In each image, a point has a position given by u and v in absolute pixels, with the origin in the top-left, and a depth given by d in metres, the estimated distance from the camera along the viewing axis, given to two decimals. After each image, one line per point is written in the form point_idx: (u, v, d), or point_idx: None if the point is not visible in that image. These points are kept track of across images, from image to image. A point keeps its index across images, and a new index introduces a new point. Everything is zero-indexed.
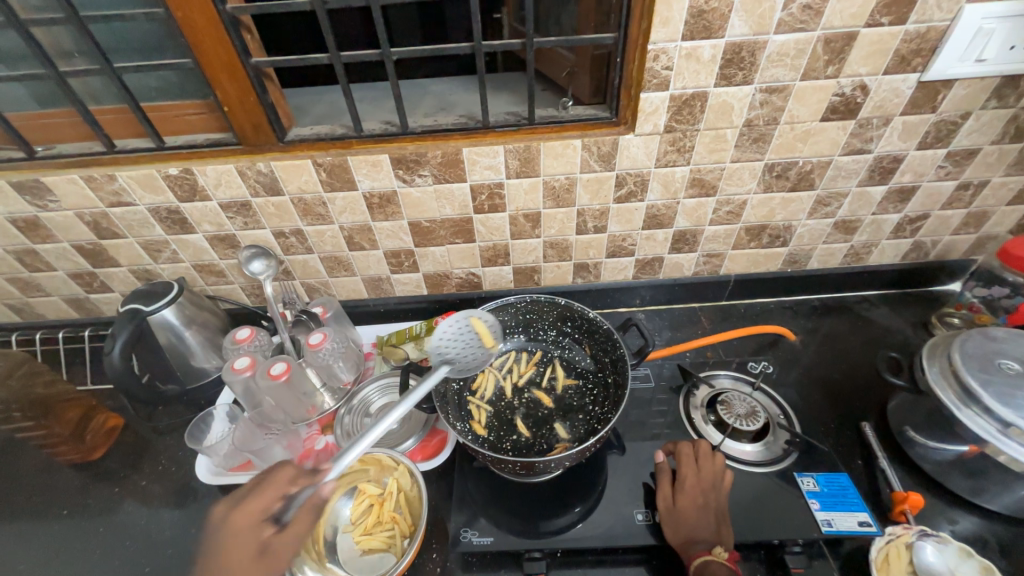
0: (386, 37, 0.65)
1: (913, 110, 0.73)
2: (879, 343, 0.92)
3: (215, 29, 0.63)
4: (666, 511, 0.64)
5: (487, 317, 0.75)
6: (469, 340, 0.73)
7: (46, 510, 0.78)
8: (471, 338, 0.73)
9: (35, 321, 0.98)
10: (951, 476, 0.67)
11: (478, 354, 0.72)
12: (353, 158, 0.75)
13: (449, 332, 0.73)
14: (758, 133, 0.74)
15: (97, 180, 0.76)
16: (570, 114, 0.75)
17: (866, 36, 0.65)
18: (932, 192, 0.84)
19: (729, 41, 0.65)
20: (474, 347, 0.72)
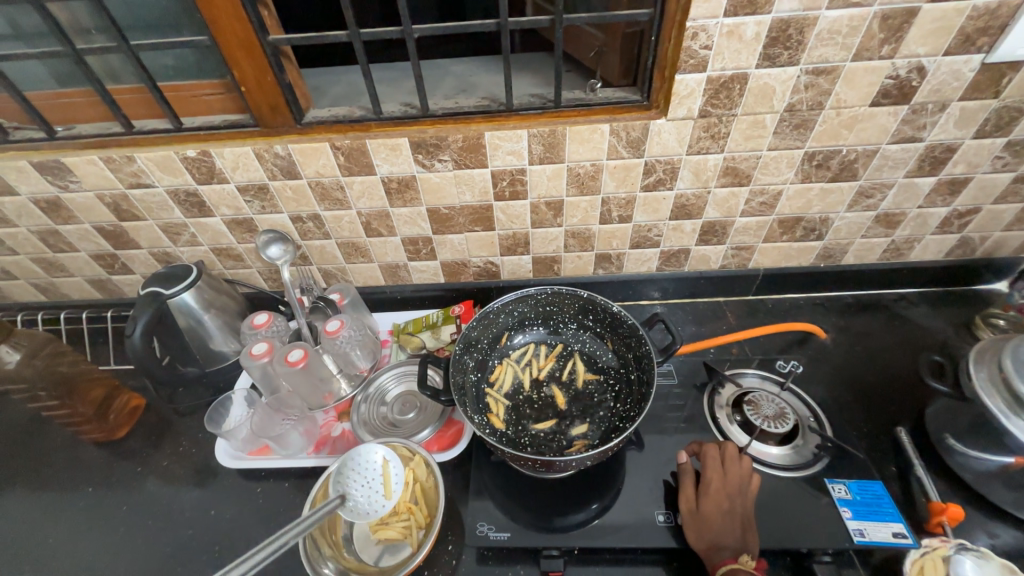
0: (407, 13, 0.62)
1: (974, 95, 0.67)
2: (917, 344, 0.88)
3: (232, 4, 0.61)
4: (688, 514, 0.62)
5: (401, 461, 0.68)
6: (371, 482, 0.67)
7: (72, 486, 0.79)
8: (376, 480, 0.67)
9: (60, 300, 0.99)
10: (993, 488, 0.64)
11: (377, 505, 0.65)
12: (371, 142, 0.72)
13: (356, 467, 0.68)
14: (800, 119, 0.70)
15: (116, 161, 0.75)
16: (598, 97, 0.71)
17: (928, 13, 0.59)
18: (987, 184, 0.78)
19: (776, 18, 0.60)
20: (374, 492, 0.66)
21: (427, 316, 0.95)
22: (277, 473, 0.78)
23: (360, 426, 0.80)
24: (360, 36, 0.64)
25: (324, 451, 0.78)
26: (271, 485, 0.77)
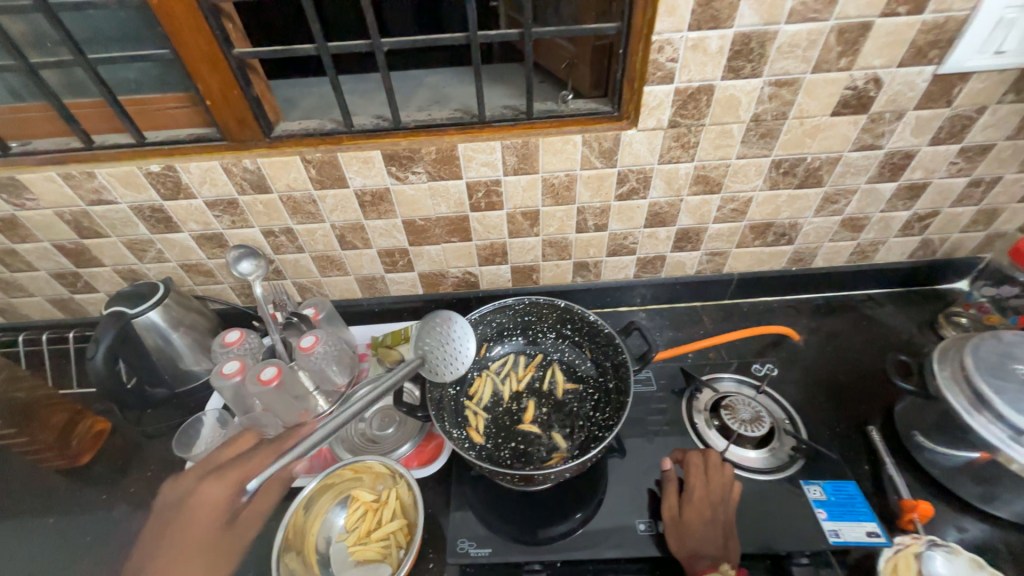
0: (376, 26, 0.62)
1: (927, 104, 0.70)
2: (885, 343, 0.91)
3: (193, 17, 0.59)
4: (670, 521, 0.62)
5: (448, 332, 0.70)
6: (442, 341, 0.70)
7: (31, 517, 0.75)
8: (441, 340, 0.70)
9: (19, 322, 0.95)
10: (960, 483, 0.66)
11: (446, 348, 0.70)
12: (343, 155, 0.71)
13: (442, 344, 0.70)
14: (765, 129, 0.72)
15: (76, 178, 0.72)
16: (570, 108, 0.72)
17: (881, 27, 0.62)
18: (944, 189, 0.81)
19: (738, 32, 0.62)
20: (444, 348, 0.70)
21: (406, 328, 0.94)
22: None
23: (338, 443, 0.78)
24: (328, 50, 0.64)
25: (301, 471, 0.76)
26: None
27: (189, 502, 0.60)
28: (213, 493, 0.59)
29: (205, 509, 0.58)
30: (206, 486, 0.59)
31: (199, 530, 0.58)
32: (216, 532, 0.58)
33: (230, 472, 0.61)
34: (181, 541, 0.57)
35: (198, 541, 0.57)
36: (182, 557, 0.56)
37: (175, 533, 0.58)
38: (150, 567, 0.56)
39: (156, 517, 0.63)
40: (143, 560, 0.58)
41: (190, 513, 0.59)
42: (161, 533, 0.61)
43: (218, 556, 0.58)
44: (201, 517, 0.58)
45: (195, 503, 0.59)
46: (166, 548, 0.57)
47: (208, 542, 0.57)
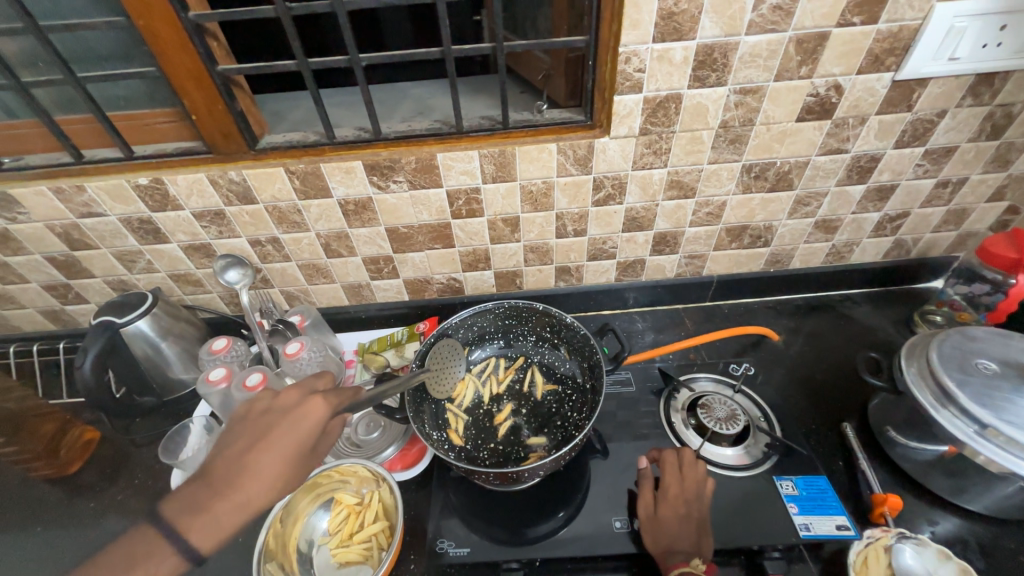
0: (354, 42, 0.64)
1: (889, 109, 0.73)
2: (862, 341, 0.92)
3: (178, 37, 0.62)
4: (645, 518, 0.63)
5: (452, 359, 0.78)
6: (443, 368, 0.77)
7: (19, 526, 0.76)
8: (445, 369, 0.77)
9: (11, 333, 0.97)
10: (931, 477, 0.67)
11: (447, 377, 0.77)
12: (326, 165, 0.73)
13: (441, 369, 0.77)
14: (734, 135, 0.74)
15: (66, 192, 0.75)
16: (546, 118, 0.74)
17: (839, 37, 0.65)
18: (912, 190, 0.84)
19: (701, 43, 0.64)
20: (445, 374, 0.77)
21: (392, 334, 0.96)
22: None
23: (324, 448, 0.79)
24: (308, 65, 0.66)
25: None
26: None
27: (288, 411, 0.52)
28: (318, 411, 0.52)
29: (304, 422, 0.51)
30: (287, 395, 0.53)
31: (293, 444, 0.50)
32: (305, 450, 0.51)
33: (334, 393, 0.54)
34: (267, 447, 0.49)
35: (286, 452, 0.49)
36: (270, 459, 0.48)
37: (275, 436, 0.50)
38: (236, 454, 0.48)
39: (252, 415, 0.52)
40: (229, 468, 0.47)
41: (283, 419, 0.51)
42: (249, 448, 0.49)
43: (253, 496, 0.47)
44: (297, 427, 0.51)
45: (289, 414, 0.51)
46: (256, 454, 0.48)
47: (300, 455, 0.50)
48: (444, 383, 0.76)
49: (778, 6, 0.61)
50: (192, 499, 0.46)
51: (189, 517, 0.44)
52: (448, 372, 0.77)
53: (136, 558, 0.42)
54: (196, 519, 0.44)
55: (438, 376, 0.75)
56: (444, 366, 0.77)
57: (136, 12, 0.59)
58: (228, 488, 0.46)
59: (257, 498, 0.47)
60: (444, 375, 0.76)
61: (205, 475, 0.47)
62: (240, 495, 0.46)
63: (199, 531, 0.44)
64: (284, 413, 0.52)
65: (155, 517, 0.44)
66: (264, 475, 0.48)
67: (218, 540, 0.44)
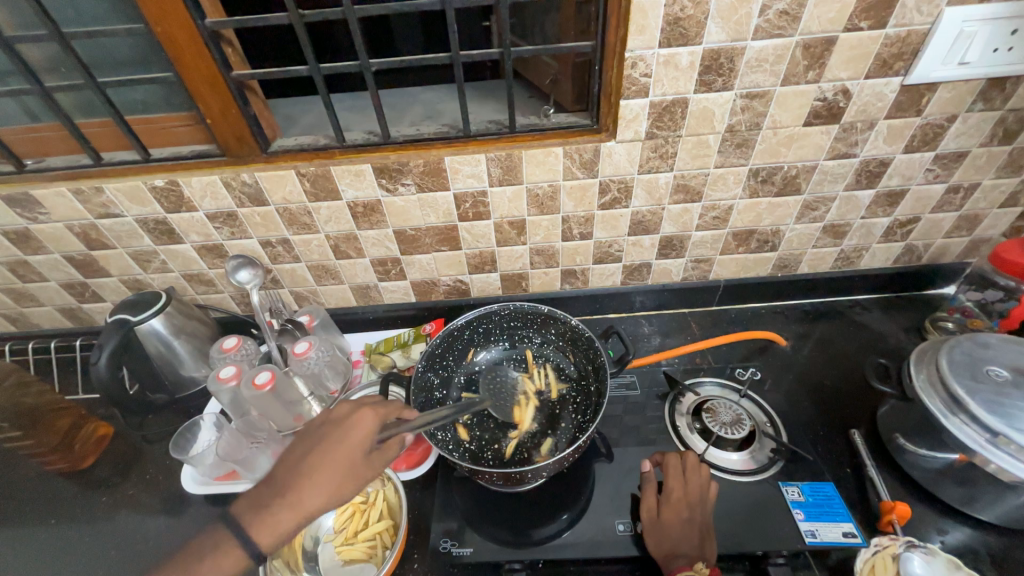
0: (364, 48, 0.65)
1: (898, 113, 0.72)
2: (872, 348, 0.91)
3: (195, 43, 0.64)
4: (648, 522, 0.63)
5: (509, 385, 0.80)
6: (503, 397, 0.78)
7: (35, 518, 0.78)
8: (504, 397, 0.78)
9: (30, 330, 0.99)
10: (941, 486, 0.66)
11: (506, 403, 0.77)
12: (336, 168, 0.75)
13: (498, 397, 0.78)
14: (740, 139, 0.74)
15: (86, 193, 0.77)
16: (552, 122, 0.75)
17: (846, 41, 0.65)
18: (922, 195, 0.83)
19: (707, 48, 0.65)
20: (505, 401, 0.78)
21: (398, 335, 0.97)
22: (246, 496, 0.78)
23: None
24: (320, 71, 0.68)
25: None
26: None
27: (339, 424, 0.56)
28: (364, 424, 0.56)
29: (349, 436, 0.55)
30: (338, 410, 0.57)
31: (340, 455, 0.54)
32: (352, 461, 0.54)
33: (379, 408, 0.58)
34: (318, 456, 0.54)
35: (334, 463, 0.53)
36: (320, 468, 0.53)
37: (327, 447, 0.54)
38: (293, 461, 0.54)
39: (311, 427, 0.57)
40: (288, 474, 0.53)
41: (333, 432, 0.55)
42: (305, 457, 0.54)
43: (306, 501, 0.52)
44: (344, 440, 0.54)
45: (338, 428, 0.55)
46: (311, 463, 0.53)
47: (346, 467, 0.54)
48: (511, 405, 0.77)
49: (784, 11, 0.62)
50: (258, 499, 0.53)
51: (254, 515, 0.52)
52: (505, 391, 0.79)
53: (216, 544, 0.51)
54: (258, 518, 0.51)
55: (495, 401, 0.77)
56: (497, 390, 0.79)
57: (155, 20, 0.61)
58: (285, 493, 0.52)
59: (307, 503, 0.52)
60: (501, 396, 0.78)
61: (271, 478, 0.54)
62: (294, 499, 0.52)
63: (261, 529, 0.51)
64: (335, 426, 0.56)
65: (229, 517, 0.52)
66: (315, 482, 0.53)
67: (274, 538, 0.51)
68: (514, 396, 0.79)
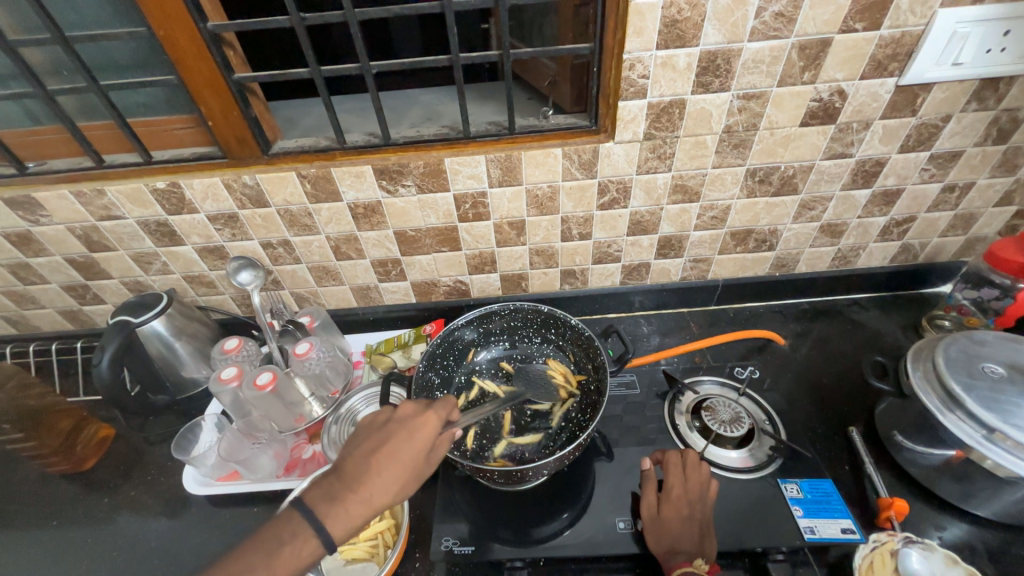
0: (365, 51, 0.66)
1: (893, 114, 0.73)
2: (869, 346, 0.92)
3: (197, 46, 0.64)
4: (649, 519, 0.63)
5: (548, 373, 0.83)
6: (546, 384, 0.81)
7: (37, 520, 0.78)
8: (546, 385, 0.81)
9: (31, 333, 0.99)
10: (939, 482, 0.67)
11: (551, 392, 0.80)
12: (337, 170, 0.75)
13: (539, 386, 0.81)
14: (738, 139, 0.75)
15: (87, 195, 0.77)
16: (551, 123, 0.76)
17: (841, 42, 0.65)
18: (918, 195, 0.84)
19: (704, 50, 0.65)
20: (549, 388, 0.81)
21: (399, 336, 0.97)
22: (249, 496, 0.78)
23: (332, 447, 0.80)
24: (321, 73, 0.68)
25: (295, 474, 0.78)
26: (241, 510, 0.77)
27: (406, 421, 0.54)
28: (432, 423, 0.54)
29: (420, 433, 0.53)
30: (405, 407, 0.55)
31: (411, 451, 0.52)
32: (421, 457, 0.52)
33: (442, 406, 0.56)
34: (389, 452, 0.51)
35: (406, 459, 0.51)
36: (392, 463, 0.50)
37: (397, 442, 0.52)
38: (362, 454, 0.51)
39: (375, 423, 0.54)
40: (358, 467, 0.50)
41: (402, 428, 0.53)
42: (375, 451, 0.51)
43: (376, 494, 0.49)
44: (415, 436, 0.52)
45: (407, 425, 0.53)
46: (381, 459, 0.50)
47: (416, 464, 0.52)
48: (548, 396, 0.79)
49: (780, 13, 0.62)
50: (327, 491, 0.49)
51: (326, 506, 0.47)
52: (540, 381, 0.82)
53: (285, 537, 0.46)
54: (331, 509, 0.47)
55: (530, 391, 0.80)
56: (535, 381, 0.82)
57: (157, 23, 0.62)
58: (357, 485, 0.49)
59: (380, 497, 0.49)
60: (539, 385, 0.81)
61: (337, 470, 0.50)
62: (367, 493, 0.48)
63: (333, 522, 0.47)
64: (402, 423, 0.54)
65: (301, 502, 0.47)
66: (387, 477, 0.50)
67: (345, 532, 0.47)
68: (550, 385, 0.81)
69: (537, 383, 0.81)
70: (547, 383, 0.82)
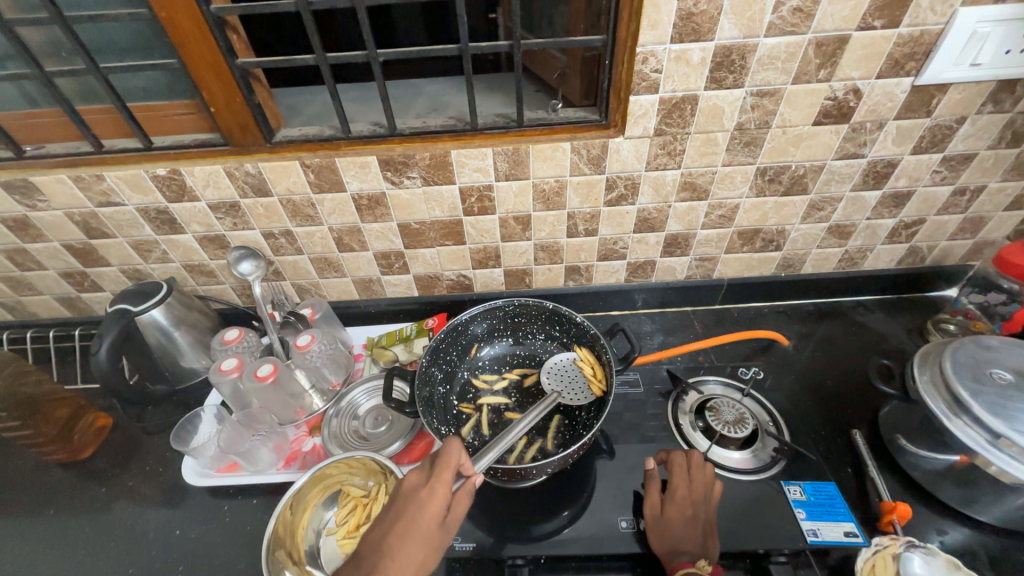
0: (372, 38, 0.64)
1: (908, 114, 0.72)
2: (873, 349, 0.92)
3: (201, 30, 0.63)
4: (652, 518, 0.63)
5: (577, 369, 0.81)
6: (575, 380, 0.80)
7: (33, 509, 0.77)
8: (576, 381, 0.80)
9: (27, 319, 0.98)
10: (942, 486, 0.66)
11: (582, 390, 0.78)
12: (341, 160, 0.74)
13: (565, 381, 0.80)
14: (749, 137, 0.74)
15: (86, 181, 0.76)
16: (560, 116, 0.74)
17: (859, 40, 0.64)
18: (928, 197, 0.83)
19: (719, 45, 0.64)
20: (582, 387, 0.79)
21: (400, 330, 0.96)
22: (249, 490, 0.77)
23: (332, 441, 0.80)
24: (326, 60, 0.67)
25: (295, 467, 0.78)
26: (239, 502, 0.76)
27: (412, 495, 0.54)
28: (437, 492, 0.53)
29: (427, 505, 0.53)
30: (409, 479, 0.55)
31: (423, 525, 0.52)
32: (435, 528, 0.52)
33: (446, 468, 0.55)
34: (400, 532, 0.52)
35: (418, 536, 0.52)
36: (406, 542, 0.51)
37: (406, 521, 0.52)
38: (375, 539, 0.52)
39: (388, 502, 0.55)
40: (373, 554, 0.51)
41: (409, 503, 0.53)
42: (388, 534, 0.52)
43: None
44: (422, 510, 0.53)
45: (413, 499, 0.53)
46: (395, 540, 0.51)
47: (431, 536, 0.52)
48: (577, 395, 0.77)
49: (798, 8, 0.61)
50: None
51: None
52: (565, 377, 0.81)
53: None
54: None
55: (554, 388, 0.79)
56: (560, 377, 0.81)
57: (159, 5, 0.60)
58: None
59: None
60: (568, 381, 0.80)
61: (355, 559, 0.52)
62: None
63: None
64: (409, 496, 0.54)
65: None
66: (402, 560, 0.50)
67: None
68: (577, 382, 0.80)
69: (561, 379, 0.80)
70: (578, 381, 0.80)
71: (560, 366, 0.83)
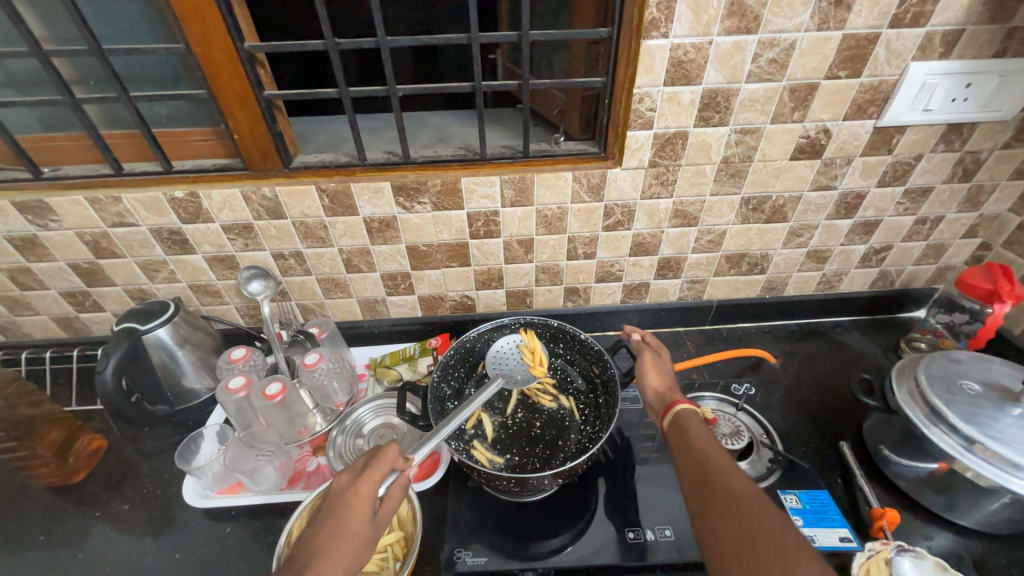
0: (393, 76, 0.70)
1: (872, 151, 0.81)
2: (853, 366, 0.97)
3: (232, 62, 0.67)
4: (653, 370, 0.73)
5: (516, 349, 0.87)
6: (517, 362, 0.86)
7: (20, 538, 0.75)
8: (518, 364, 0.86)
9: (21, 340, 0.97)
10: (925, 494, 0.70)
11: (524, 372, 0.85)
12: (356, 185, 0.78)
13: (509, 365, 0.86)
14: (734, 169, 0.81)
15: (102, 202, 0.77)
16: (562, 148, 0.80)
17: (827, 87, 0.73)
18: (894, 226, 0.91)
19: (706, 88, 0.72)
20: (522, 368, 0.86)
21: (404, 349, 0.98)
22: (249, 511, 0.76)
23: (337, 460, 0.80)
24: (348, 93, 0.72)
25: (299, 487, 0.78)
26: (241, 524, 0.75)
27: (340, 495, 0.55)
28: (364, 488, 0.55)
29: (356, 503, 0.54)
30: (338, 478, 0.56)
31: (353, 522, 0.53)
32: (366, 522, 0.54)
33: (374, 466, 0.57)
34: (331, 530, 0.52)
35: (348, 533, 0.53)
36: (339, 539, 0.52)
37: (336, 518, 0.53)
38: (303, 540, 0.53)
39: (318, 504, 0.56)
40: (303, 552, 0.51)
41: (337, 502, 0.54)
42: (317, 532, 0.53)
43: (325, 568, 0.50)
44: (351, 507, 0.54)
45: (341, 497, 0.55)
46: (326, 537, 0.52)
47: (361, 532, 0.53)
48: (521, 377, 0.85)
49: (773, 60, 0.69)
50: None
51: None
52: (511, 361, 0.87)
53: None
54: None
55: (501, 372, 0.86)
56: (503, 362, 0.87)
57: (198, 41, 0.65)
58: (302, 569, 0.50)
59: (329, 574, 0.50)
60: (515, 367, 0.86)
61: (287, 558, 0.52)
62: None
63: None
64: (337, 497, 0.55)
65: None
66: (332, 553, 0.51)
67: None
68: (520, 365, 0.86)
69: (504, 363, 0.87)
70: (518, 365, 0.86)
71: (506, 347, 0.88)
